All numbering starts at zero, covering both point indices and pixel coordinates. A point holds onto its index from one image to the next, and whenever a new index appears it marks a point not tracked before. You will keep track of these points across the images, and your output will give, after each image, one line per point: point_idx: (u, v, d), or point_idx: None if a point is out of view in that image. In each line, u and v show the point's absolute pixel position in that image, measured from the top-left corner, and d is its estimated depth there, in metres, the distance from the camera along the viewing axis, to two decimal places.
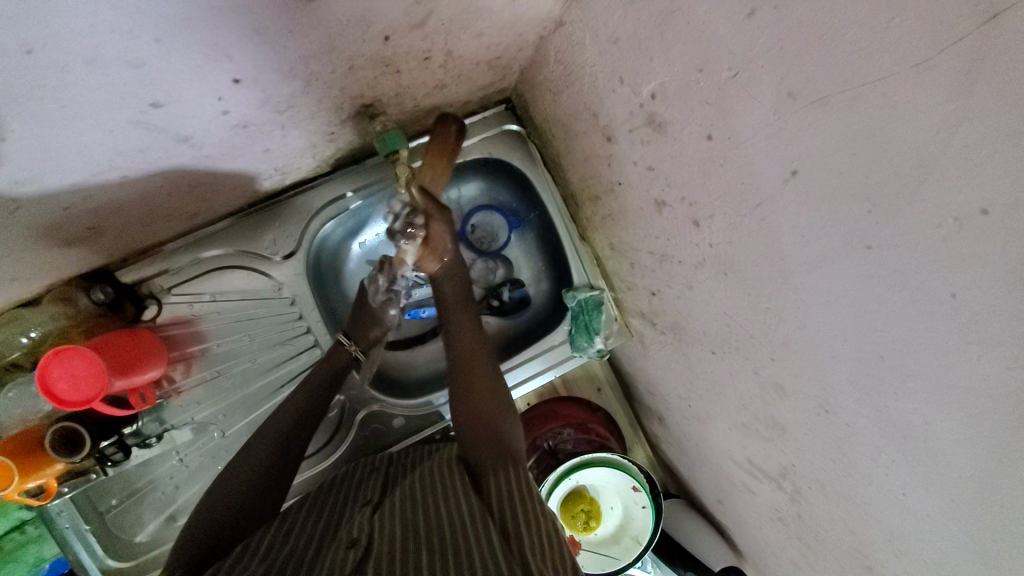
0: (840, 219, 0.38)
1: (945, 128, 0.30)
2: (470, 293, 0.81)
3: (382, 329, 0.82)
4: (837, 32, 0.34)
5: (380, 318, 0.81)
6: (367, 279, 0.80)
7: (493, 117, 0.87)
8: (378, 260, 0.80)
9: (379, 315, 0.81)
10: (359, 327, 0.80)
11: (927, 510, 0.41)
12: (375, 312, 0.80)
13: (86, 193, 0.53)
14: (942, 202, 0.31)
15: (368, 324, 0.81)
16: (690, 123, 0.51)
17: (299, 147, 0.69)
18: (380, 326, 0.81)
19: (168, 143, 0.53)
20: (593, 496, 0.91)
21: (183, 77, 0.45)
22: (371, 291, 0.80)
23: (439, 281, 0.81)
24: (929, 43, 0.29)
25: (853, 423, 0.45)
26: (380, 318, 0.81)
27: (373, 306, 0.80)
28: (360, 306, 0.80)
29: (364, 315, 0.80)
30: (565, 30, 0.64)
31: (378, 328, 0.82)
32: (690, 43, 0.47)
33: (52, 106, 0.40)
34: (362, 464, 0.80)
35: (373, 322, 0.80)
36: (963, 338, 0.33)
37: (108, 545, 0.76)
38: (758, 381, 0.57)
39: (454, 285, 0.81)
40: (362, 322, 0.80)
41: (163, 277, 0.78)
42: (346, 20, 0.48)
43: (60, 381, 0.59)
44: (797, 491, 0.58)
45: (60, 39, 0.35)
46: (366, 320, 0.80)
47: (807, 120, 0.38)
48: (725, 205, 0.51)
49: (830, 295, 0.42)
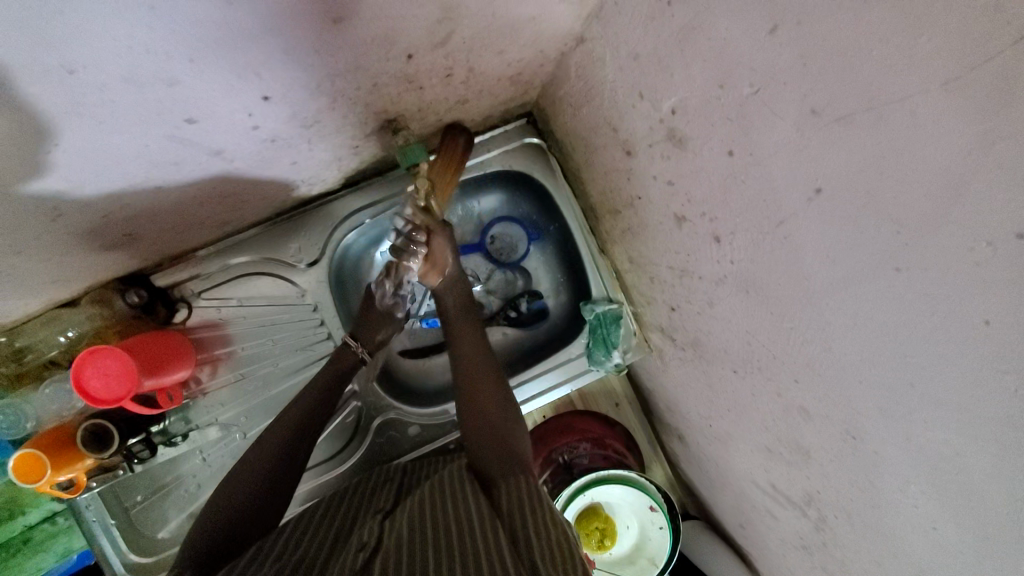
0: (866, 240, 0.37)
1: (972, 152, 0.28)
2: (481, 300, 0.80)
3: (389, 329, 0.84)
4: (862, 50, 0.33)
5: (388, 317, 0.84)
6: (375, 284, 0.82)
7: (514, 130, 0.87)
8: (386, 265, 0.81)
9: (388, 315, 0.83)
10: (368, 327, 0.81)
11: (960, 549, 0.39)
12: (384, 312, 0.83)
13: (122, 202, 0.56)
14: (973, 227, 0.30)
15: (376, 325, 0.82)
16: (711, 139, 0.50)
17: (324, 160, 0.71)
18: (388, 327, 0.83)
19: (201, 156, 0.55)
20: (608, 514, 0.89)
21: (214, 95, 0.47)
22: (379, 295, 0.82)
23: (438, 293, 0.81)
24: (959, 61, 0.28)
25: (881, 452, 0.43)
26: (388, 318, 0.83)
27: (382, 308, 0.83)
28: (368, 308, 0.82)
29: (373, 316, 0.82)
30: (585, 46, 0.64)
31: (386, 329, 0.83)
32: (711, 60, 0.46)
33: (92, 121, 0.43)
34: (375, 473, 0.81)
35: (382, 324, 0.82)
36: (997, 368, 0.31)
37: (131, 540, 0.79)
38: (782, 404, 0.55)
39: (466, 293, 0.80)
40: (371, 324, 0.82)
41: (194, 282, 0.81)
42: (370, 40, 0.49)
43: (93, 379, 0.62)
44: (823, 521, 0.56)
45: (97, 59, 0.37)
46: (376, 321, 0.82)
47: (832, 138, 0.37)
48: (747, 222, 0.50)
49: (858, 318, 0.40)
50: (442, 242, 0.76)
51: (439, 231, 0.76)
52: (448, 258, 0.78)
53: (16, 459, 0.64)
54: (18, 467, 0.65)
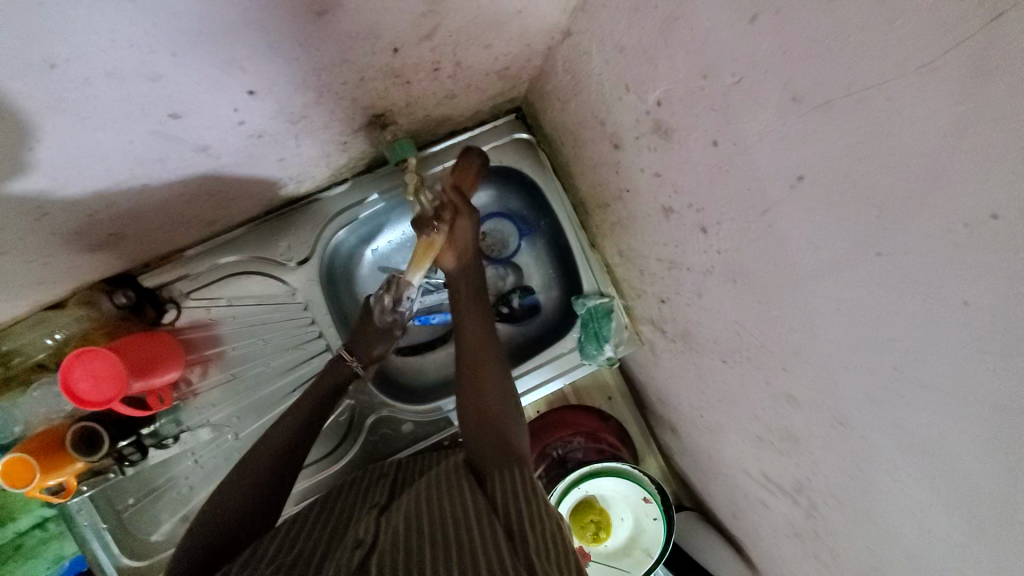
0: (848, 226, 0.38)
1: (949, 134, 0.29)
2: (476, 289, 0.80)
3: (387, 345, 0.83)
4: (839, 36, 0.33)
5: (386, 332, 0.83)
6: (374, 297, 0.84)
7: (503, 126, 0.88)
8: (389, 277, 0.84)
9: (386, 331, 0.83)
10: (365, 342, 0.81)
11: (945, 527, 0.40)
12: (381, 328, 0.83)
13: (108, 200, 0.55)
14: (951, 209, 0.30)
15: (373, 339, 0.82)
16: (696, 129, 0.51)
17: (313, 157, 0.71)
18: (386, 343, 0.83)
19: (187, 153, 0.55)
20: (603, 507, 0.90)
21: (199, 89, 0.47)
22: (377, 309, 0.83)
23: (454, 277, 0.80)
24: (933, 45, 0.28)
25: (868, 436, 0.44)
26: (386, 333, 0.83)
27: (380, 324, 0.83)
28: (367, 321, 0.83)
29: (371, 331, 0.82)
30: (571, 40, 0.65)
31: (383, 344, 0.83)
32: (694, 51, 0.47)
33: (74, 117, 0.42)
34: (369, 471, 0.79)
35: (379, 339, 0.82)
36: (978, 347, 0.32)
37: (124, 543, 0.78)
38: (770, 392, 0.56)
39: (464, 281, 0.79)
40: (367, 338, 0.81)
41: (182, 282, 0.80)
42: (355, 34, 0.49)
43: (82, 382, 0.61)
44: (814, 507, 0.57)
45: (79, 54, 0.36)
46: (374, 336, 0.82)
47: (813, 124, 0.38)
48: (733, 212, 0.50)
49: (843, 303, 0.41)
50: (468, 224, 0.78)
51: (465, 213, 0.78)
52: (472, 242, 0.79)
53: (5, 463, 0.64)
54: (6, 472, 0.64)
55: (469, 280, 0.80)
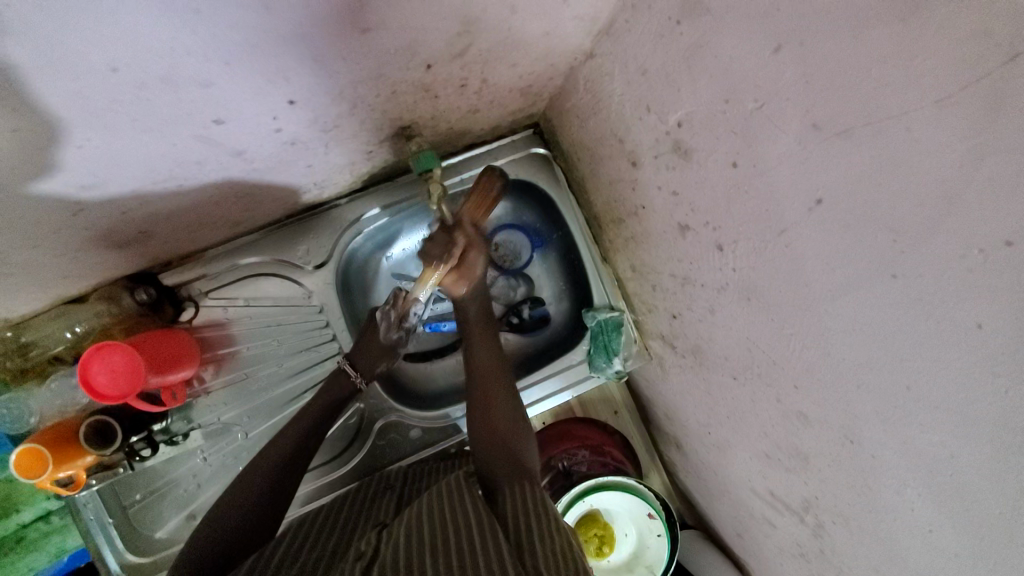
0: (865, 249, 0.39)
1: (966, 164, 0.31)
2: (486, 318, 0.83)
3: (388, 361, 0.85)
4: (861, 69, 0.35)
5: (388, 350, 0.84)
6: (378, 313, 0.84)
7: (520, 140, 0.90)
8: (393, 292, 0.84)
9: (389, 349, 0.84)
10: (369, 358, 0.82)
11: (953, 550, 0.40)
12: (386, 346, 0.84)
13: (142, 199, 0.57)
14: (964, 235, 0.32)
15: (376, 357, 0.83)
16: (715, 151, 0.52)
17: (338, 164, 0.73)
18: (387, 360, 0.84)
19: (223, 157, 0.57)
20: (607, 521, 0.89)
21: (245, 97, 0.49)
22: (382, 326, 0.83)
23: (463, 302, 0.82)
24: (951, 82, 0.30)
25: (877, 455, 0.45)
26: (388, 350, 0.84)
27: (384, 341, 0.84)
28: (371, 338, 0.83)
29: (374, 348, 0.82)
30: (595, 61, 0.67)
31: (386, 362, 0.84)
32: (717, 77, 0.49)
33: (125, 118, 0.44)
34: (378, 478, 0.82)
35: (382, 357, 0.83)
36: (989, 368, 0.33)
37: (128, 540, 0.79)
38: (781, 410, 0.57)
39: (476, 310, 0.82)
40: (371, 354, 0.83)
41: (201, 281, 0.81)
42: (393, 50, 0.52)
43: (100, 375, 0.62)
44: (821, 527, 0.57)
45: (139, 59, 0.38)
46: (376, 352, 0.83)
47: (831, 151, 0.39)
48: (750, 232, 0.52)
49: (856, 324, 0.42)
50: (478, 255, 0.77)
51: (477, 245, 0.77)
52: (477, 271, 0.78)
53: (20, 455, 0.65)
54: (19, 463, 0.65)
55: (481, 307, 0.83)
